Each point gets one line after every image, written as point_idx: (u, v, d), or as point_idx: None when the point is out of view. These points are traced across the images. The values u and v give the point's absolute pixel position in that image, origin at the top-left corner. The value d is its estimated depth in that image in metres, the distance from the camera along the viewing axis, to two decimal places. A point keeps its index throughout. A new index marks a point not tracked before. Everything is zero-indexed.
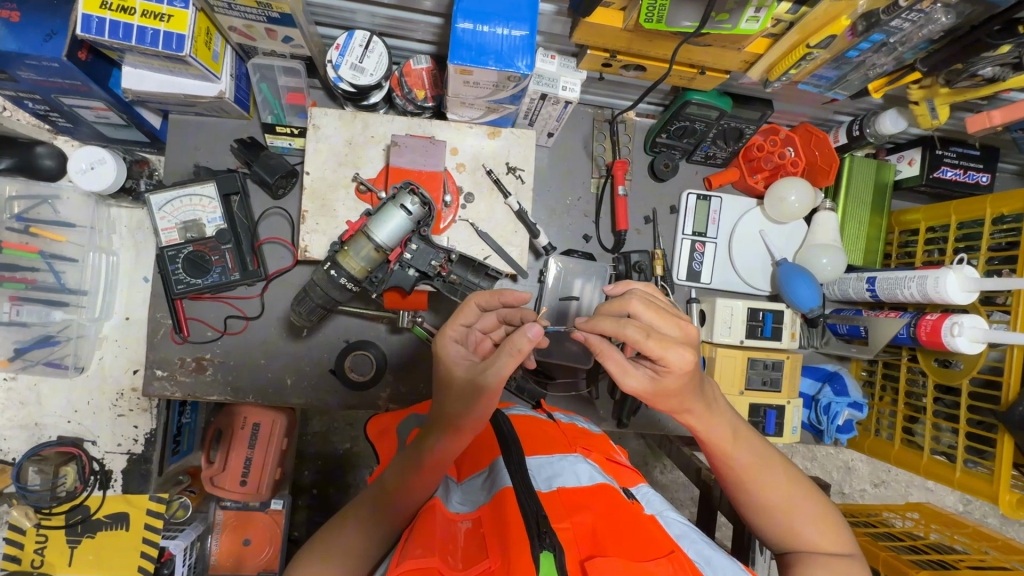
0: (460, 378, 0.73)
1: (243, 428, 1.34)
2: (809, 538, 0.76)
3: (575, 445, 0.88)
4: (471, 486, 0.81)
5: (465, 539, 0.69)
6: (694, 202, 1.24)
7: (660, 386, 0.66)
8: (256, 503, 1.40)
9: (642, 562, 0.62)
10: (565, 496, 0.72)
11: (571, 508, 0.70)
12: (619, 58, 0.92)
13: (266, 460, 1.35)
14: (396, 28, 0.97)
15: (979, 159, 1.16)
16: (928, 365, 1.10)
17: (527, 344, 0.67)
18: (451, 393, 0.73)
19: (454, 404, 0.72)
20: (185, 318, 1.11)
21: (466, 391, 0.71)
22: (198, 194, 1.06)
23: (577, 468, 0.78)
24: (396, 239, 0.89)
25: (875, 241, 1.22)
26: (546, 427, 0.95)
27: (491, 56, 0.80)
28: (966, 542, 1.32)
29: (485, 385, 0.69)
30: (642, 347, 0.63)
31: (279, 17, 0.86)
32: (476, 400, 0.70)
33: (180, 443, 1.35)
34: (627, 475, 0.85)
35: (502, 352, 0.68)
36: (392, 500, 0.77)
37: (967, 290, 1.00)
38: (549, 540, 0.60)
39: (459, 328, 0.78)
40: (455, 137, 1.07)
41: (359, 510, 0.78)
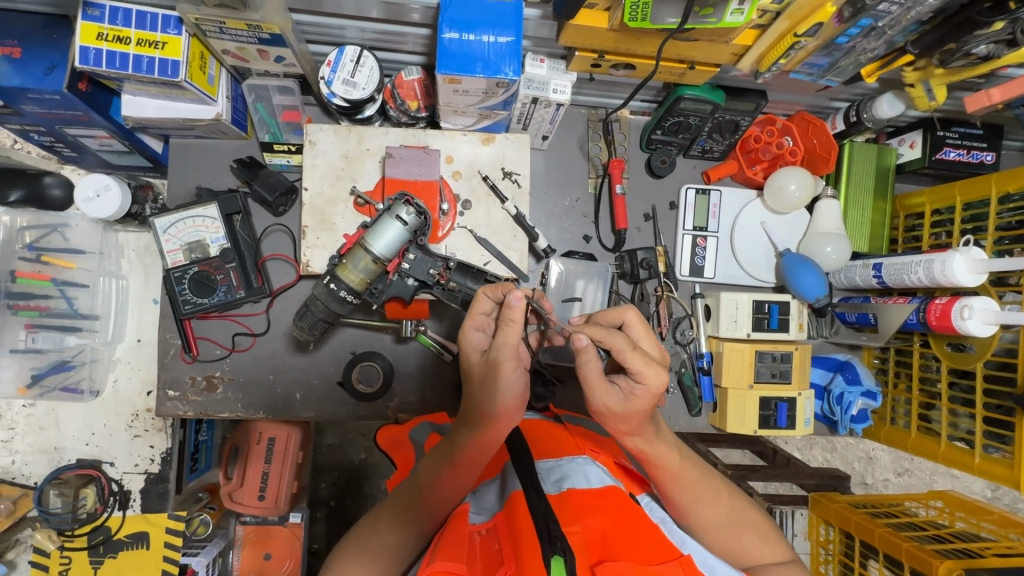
0: (480, 367, 0.75)
1: (258, 443, 1.36)
2: (760, 553, 0.81)
3: (584, 447, 0.88)
4: (486, 493, 0.80)
5: (485, 547, 0.67)
6: (693, 197, 1.23)
7: (626, 409, 0.71)
8: (276, 517, 1.41)
9: (653, 565, 0.62)
10: (574, 501, 0.71)
11: (581, 512, 0.69)
12: (608, 57, 0.91)
13: (284, 476, 1.36)
14: (387, 41, 0.98)
15: (983, 138, 1.14)
16: (941, 350, 1.09)
17: (517, 313, 0.70)
18: (473, 381, 0.76)
19: (479, 392, 0.75)
20: (194, 337, 1.12)
21: (485, 375, 0.74)
22: (201, 215, 1.09)
23: (586, 471, 0.78)
24: (393, 249, 0.89)
25: (880, 227, 1.21)
26: (555, 430, 0.95)
27: (479, 63, 0.81)
28: (992, 529, 1.30)
29: (499, 362, 0.72)
30: (627, 360, 0.69)
31: (270, 38, 0.88)
32: (503, 381, 0.72)
33: (198, 460, 1.39)
34: (637, 478, 0.85)
35: (504, 329, 0.72)
36: (429, 494, 0.77)
37: (976, 272, 0.98)
38: (561, 545, 0.60)
39: (479, 318, 0.79)
40: (450, 146, 1.07)
41: (393, 507, 0.79)
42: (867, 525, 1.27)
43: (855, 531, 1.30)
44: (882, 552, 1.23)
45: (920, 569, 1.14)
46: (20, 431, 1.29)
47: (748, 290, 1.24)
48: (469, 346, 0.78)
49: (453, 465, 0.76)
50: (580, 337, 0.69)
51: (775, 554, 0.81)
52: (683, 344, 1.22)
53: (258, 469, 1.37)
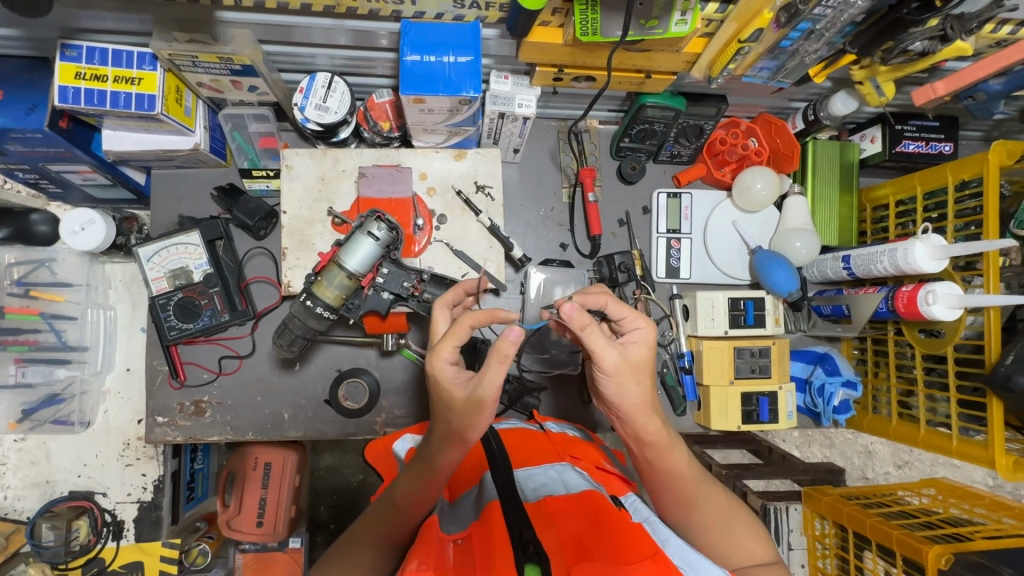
0: (459, 400, 0.71)
1: (255, 468, 1.36)
2: (746, 547, 0.82)
3: (563, 454, 0.90)
4: (463, 507, 0.82)
5: (458, 558, 0.68)
6: (665, 201, 1.26)
7: (630, 362, 0.72)
8: (274, 543, 1.40)
9: (628, 565, 0.62)
10: (551, 509, 0.74)
11: (560, 518, 0.72)
12: (568, 71, 0.95)
13: (280, 500, 1.36)
14: (357, 66, 1.02)
15: (939, 130, 1.18)
16: (914, 337, 1.10)
17: (509, 348, 0.66)
18: (451, 412, 0.72)
19: (452, 422, 0.72)
20: (181, 363, 1.14)
21: (466, 409, 0.71)
22: (184, 243, 1.11)
23: (566, 479, 0.80)
24: (367, 265, 0.87)
25: (848, 220, 1.24)
26: (534, 438, 0.96)
27: (441, 82, 0.85)
28: (984, 513, 1.31)
29: (483, 400, 0.69)
30: (617, 311, 0.75)
31: (241, 69, 0.91)
32: (478, 416, 0.71)
33: (195, 489, 1.42)
34: (617, 483, 0.86)
35: (488, 364, 0.68)
36: (401, 511, 0.78)
37: (936, 259, 1.01)
38: (534, 552, 0.63)
39: (453, 348, 0.73)
40: (423, 163, 1.10)
41: (373, 522, 0.80)
42: (858, 515, 1.28)
43: (848, 523, 1.31)
44: (874, 541, 1.23)
45: (911, 557, 1.14)
46: (12, 465, 1.29)
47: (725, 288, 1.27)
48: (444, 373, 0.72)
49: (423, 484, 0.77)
50: (564, 303, 0.67)
51: (762, 548, 0.82)
52: (664, 345, 1.24)
53: (253, 494, 1.37)
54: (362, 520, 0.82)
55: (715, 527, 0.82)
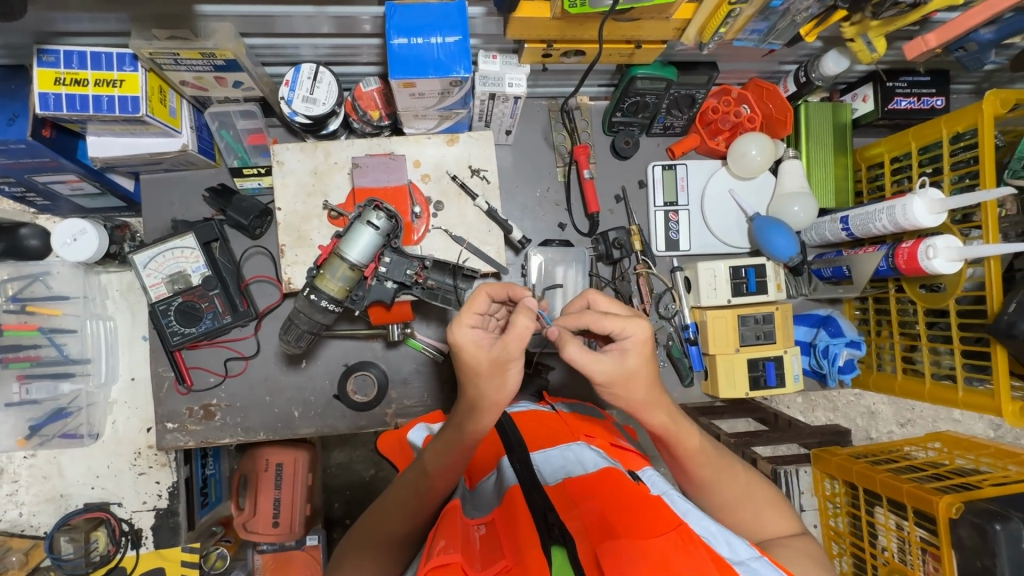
0: (484, 360, 0.69)
1: (267, 470, 1.37)
2: (770, 524, 0.82)
3: (578, 434, 0.90)
4: (483, 493, 0.83)
5: (483, 543, 0.69)
6: (661, 173, 1.26)
7: (623, 370, 0.69)
8: (292, 541, 1.41)
9: (651, 538, 0.62)
10: (573, 490, 0.75)
11: (581, 498, 0.73)
12: (557, 46, 0.94)
13: (294, 498, 1.37)
14: (342, 55, 1.00)
15: (931, 84, 1.18)
16: (916, 293, 1.11)
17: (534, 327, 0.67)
18: (477, 375, 0.70)
19: (479, 385, 0.70)
20: (187, 368, 1.14)
21: (491, 372, 0.69)
22: (180, 247, 1.10)
23: (582, 459, 0.81)
24: (369, 256, 0.84)
25: (844, 181, 1.24)
26: (550, 419, 0.96)
27: (430, 65, 0.83)
28: (989, 462, 1.34)
29: (507, 364, 0.68)
30: (607, 326, 0.70)
31: (225, 64, 0.89)
32: (496, 379, 0.70)
33: (209, 494, 1.40)
34: (633, 458, 0.87)
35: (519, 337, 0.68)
36: (431, 485, 0.78)
37: (934, 212, 1.01)
38: (559, 532, 0.64)
39: (474, 316, 0.70)
40: (416, 150, 1.09)
41: (400, 504, 0.80)
42: (868, 472, 1.30)
43: (858, 481, 1.32)
44: (885, 496, 1.25)
45: (922, 508, 1.16)
46: (24, 482, 1.29)
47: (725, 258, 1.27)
48: (476, 349, 0.68)
49: (455, 452, 0.76)
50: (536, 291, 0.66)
51: (784, 522, 0.83)
52: (667, 317, 1.25)
53: (267, 495, 1.37)
54: (384, 502, 0.82)
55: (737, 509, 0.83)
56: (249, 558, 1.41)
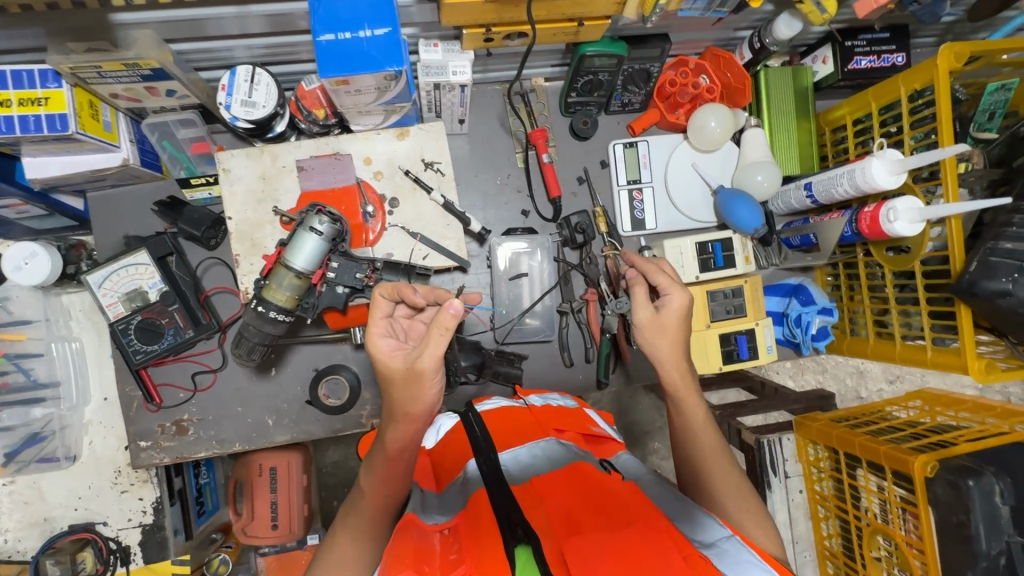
0: (399, 372, 0.74)
1: (261, 474, 1.37)
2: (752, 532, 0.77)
3: (548, 427, 0.90)
4: (449, 495, 0.81)
5: (443, 549, 0.68)
6: (622, 152, 1.24)
7: (660, 321, 0.85)
8: (293, 543, 1.44)
9: (620, 529, 0.62)
10: (539, 487, 0.72)
11: (545, 493, 0.71)
12: (496, 29, 0.91)
13: (292, 499, 1.37)
14: (278, 54, 0.97)
15: (890, 41, 1.15)
16: (882, 256, 1.10)
17: (451, 321, 0.69)
18: (394, 386, 0.76)
19: (395, 394, 0.76)
20: (154, 386, 1.12)
21: (407, 382, 0.74)
22: (134, 263, 1.07)
23: (546, 458, 0.81)
24: (315, 262, 0.82)
25: (808, 146, 1.22)
26: (521, 416, 0.95)
27: (361, 61, 0.79)
28: (968, 417, 1.35)
29: (422, 369, 0.72)
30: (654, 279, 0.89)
31: (152, 73, 0.86)
32: (416, 387, 0.74)
33: (204, 503, 1.43)
34: (606, 447, 0.90)
35: (430, 335, 0.71)
36: (373, 499, 0.80)
37: (895, 173, 0.99)
38: (523, 532, 0.63)
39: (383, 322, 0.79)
40: (366, 146, 1.06)
41: (358, 522, 0.79)
42: (847, 436, 1.30)
43: (838, 445, 1.33)
44: (864, 459, 1.26)
45: (899, 469, 1.17)
46: (7, 509, 1.29)
47: (692, 233, 1.26)
48: (393, 359, 0.76)
49: (385, 463, 0.80)
50: (452, 300, 0.69)
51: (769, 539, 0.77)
52: None
53: (264, 500, 1.38)
54: (343, 519, 0.81)
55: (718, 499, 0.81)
56: (251, 561, 1.46)
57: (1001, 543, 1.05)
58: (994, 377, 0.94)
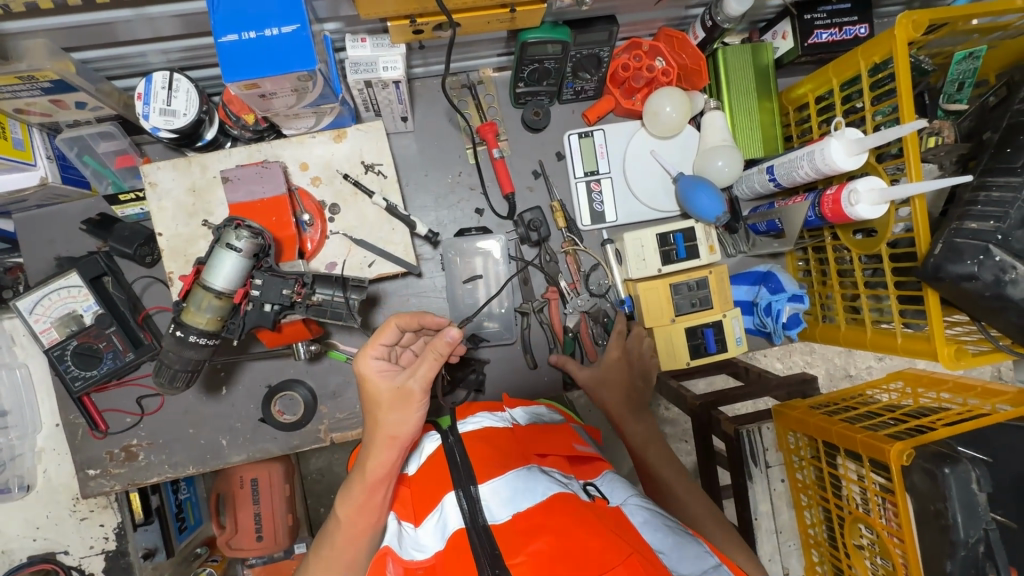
0: (387, 393, 0.75)
1: (242, 487, 1.35)
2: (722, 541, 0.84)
3: (530, 453, 0.81)
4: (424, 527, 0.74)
5: None
6: (577, 142, 1.18)
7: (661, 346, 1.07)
8: (281, 552, 1.44)
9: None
10: (520, 523, 0.66)
11: (529, 534, 0.64)
12: (422, 20, 0.85)
13: (276, 509, 1.36)
14: (195, 57, 0.91)
15: (852, 12, 1.09)
16: (849, 240, 1.06)
17: (445, 346, 0.72)
18: (379, 409, 0.75)
19: (382, 417, 0.75)
20: (99, 412, 1.08)
21: (394, 403, 0.74)
22: (66, 286, 1.02)
23: (524, 481, 0.71)
24: (236, 282, 0.78)
25: (772, 127, 1.16)
26: (498, 437, 0.84)
27: (269, 62, 0.74)
28: (950, 398, 1.31)
29: (411, 392, 0.73)
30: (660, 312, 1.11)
31: (52, 85, 0.80)
32: (403, 411, 0.74)
33: (186, 519, 1.40)
34: (585, 470, 0.85)
35: (424, 357, 0.73)
36: (349, 530, 0.76)
37: (854, 154, 0.94)
38: None
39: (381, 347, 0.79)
40: (301, 152, 1.01)
41: (330, 550, 0.78)
42: (824, 425, 1.26)
43: (816, 434, 1.29)
44: (842, 448, 1.22)
45: (876, 457, 1.12)
46: None
47: (655, 224, 1.21)
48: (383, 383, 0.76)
49: (363, 493, 0.75)
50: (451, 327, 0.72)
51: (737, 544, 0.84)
52: (602, 294, 1.20)
53: (247, 511, 1.37)
54: (325, 544, 0.79)
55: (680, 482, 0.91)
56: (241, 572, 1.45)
57: (979, 532, 1.02)
58: (965, 363, 0.89)
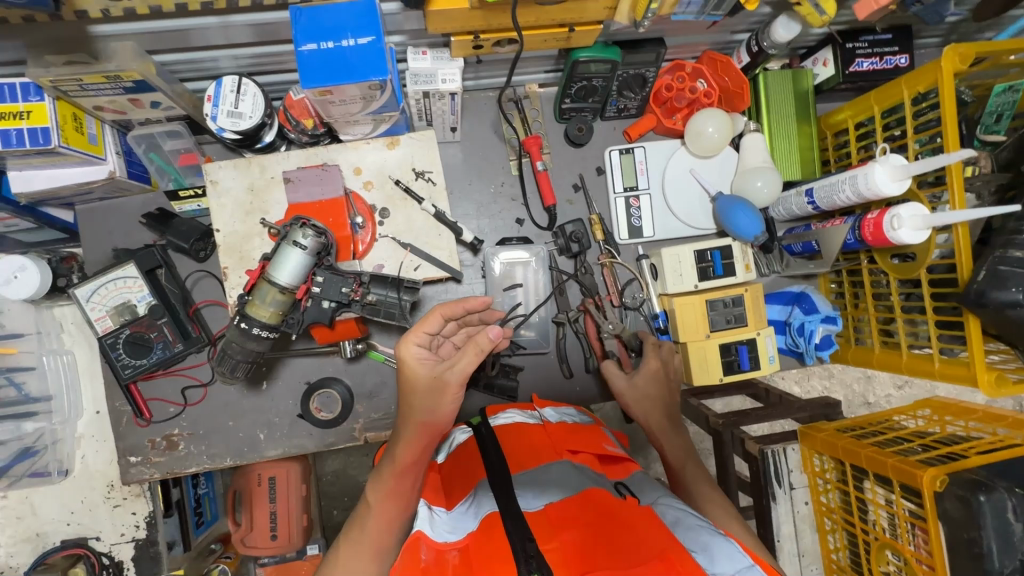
0: (423, 380, 0.77)
1: (259, 485, 1.35)
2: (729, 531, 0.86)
3: (562, 448, 0.85)
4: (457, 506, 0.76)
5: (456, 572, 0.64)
6: (618, 158, 1.21)
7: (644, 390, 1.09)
8: (293, 553, 1.44)
9: (630, 569, 0.58)
10: (552, 515, 0.69)
11: (559, 525, 0.67)
12: (485, 36, 0.89)
13: (291, 512, 1.36)
14: (264, 64, 0.95)
15: (893, 42, 1.12)
16: (887, 263, 1.07)
17: (486, 342, 0.76)
18: (414, 394, 0.78)
19: (415, 401, 0.78)
20: (144, 400, 1.11)
21: (429, 391, 0.77)
22: (123, 277, 1.06)
23: (559, 477, 0.77)
24: (300, 277, 0.81)
25: (810, 151, 1.19)
26: (532, 434, 0.91)
27: (345, 70, 0.78)
28: (979, 426, 1.30)
29: (447, 382, 0.76)
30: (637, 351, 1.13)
31: (134, 85, 0.84)
32: (440, 398, 0.77)
33: (202, 514, 1.41)
34: (619, 469, 0.86)
35: (463, 350, 0.77)
36: (378, 520, 0.77)
37: (898, 179, 0.96)
38: (536, 565, 0.60)
39: (424, 335, 0.80)
40: (355, 156, 1.05)
41: (359, 536, 0.77)
42: (853, 448, 1.26)
43: (844, 457, 1.28)
44: (871, 472, 1.22)
45: (907, 483, 1.12)
46: None
47: (690, 240, 1.23)
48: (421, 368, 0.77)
49: (394, 477, 0.78)
50: (494, 327, 0.77)
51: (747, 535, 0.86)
52: (636, 308, 1.22)
53: (262, 510, 1.36)
54: (349, 532, 0.79)
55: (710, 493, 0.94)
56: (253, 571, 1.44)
57: (1015, 562, 1.01)
58: (1006, 391, 0.90)
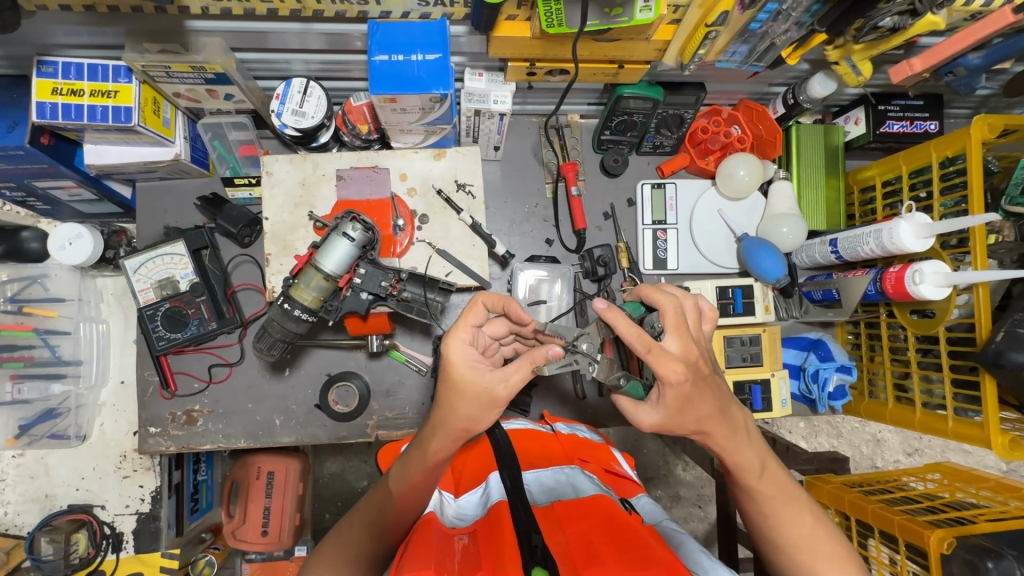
0: (472, 389, 0.69)
1: (258, 478, 1.37)
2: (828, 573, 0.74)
3: (572, 457, 0.92)
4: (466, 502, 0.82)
5: (463, 553, 0.68)
6: (649, 192, 1.26)
7: (668, 407, 0.70)
8: (281, 553, 1.41)
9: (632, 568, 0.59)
10: (560, 513, 0.72)
11: (566, 522, 0.70)
12: (540, 65, 0.95)
13: (285, 506, 1.37)
14: (331, 70, 1.02)
15: (924, 108, 1.17)
16: (906, 318, 1.09)
17: (542, 358, 0.69)
18: (458, 397, 0.70)
19: (455, 408, 0.71)
20: (172, 373, 1.15)
21: (478, 402, 0.70)
22: (169, 253, 1.12)
23: (565, 483, 0.81)
24: (343, 266, 0.88)
25: (836, 204, 1.23)
26: (546, 440, 0.95)
27: (410, 82, 0.84)
28: (988, 496, 1.29)
29: (497, 396, 0.70)
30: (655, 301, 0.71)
31: (215, 77, 0.91)
32: (483, 409, 0.71)
33: (198, 501, 1.43)
34: (627, 485, 0.89)
35: (517, 362, 0.70)
36: (398, 505, 0.77)
37: (923, 237, 1.00)
38: (541, 555, 0.60)
39: (471, 329, 0.73)
40: (403, 164, 1.11)
41: (369, 513, 0.77)
42: (859, 502, 1.24)
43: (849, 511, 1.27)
44: (876, 528, 1.20)
45: (913, 542, 1.11)
46: (10, 481, 1.31)
47: (712, 276, 1.26)
48: (470, 372, 0.70)
49: (422, 470, 0.75)
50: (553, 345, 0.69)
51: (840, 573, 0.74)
52: None
53: (257, 503, 1.37)
54: (360, 512, 0.79)
55: (832, 549, 0.75)
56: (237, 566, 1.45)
57: None
58: (1018, 454, 0.91)
